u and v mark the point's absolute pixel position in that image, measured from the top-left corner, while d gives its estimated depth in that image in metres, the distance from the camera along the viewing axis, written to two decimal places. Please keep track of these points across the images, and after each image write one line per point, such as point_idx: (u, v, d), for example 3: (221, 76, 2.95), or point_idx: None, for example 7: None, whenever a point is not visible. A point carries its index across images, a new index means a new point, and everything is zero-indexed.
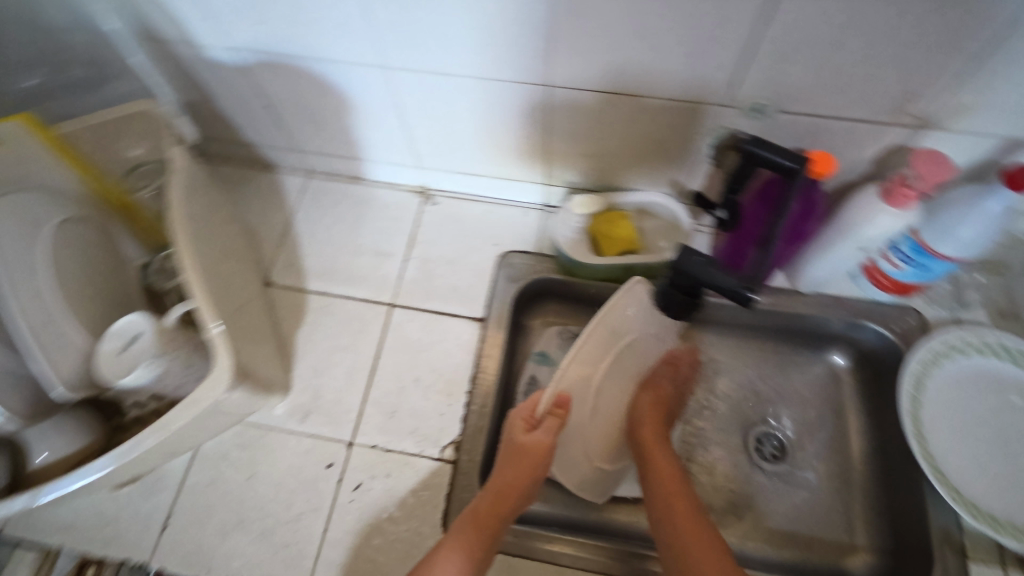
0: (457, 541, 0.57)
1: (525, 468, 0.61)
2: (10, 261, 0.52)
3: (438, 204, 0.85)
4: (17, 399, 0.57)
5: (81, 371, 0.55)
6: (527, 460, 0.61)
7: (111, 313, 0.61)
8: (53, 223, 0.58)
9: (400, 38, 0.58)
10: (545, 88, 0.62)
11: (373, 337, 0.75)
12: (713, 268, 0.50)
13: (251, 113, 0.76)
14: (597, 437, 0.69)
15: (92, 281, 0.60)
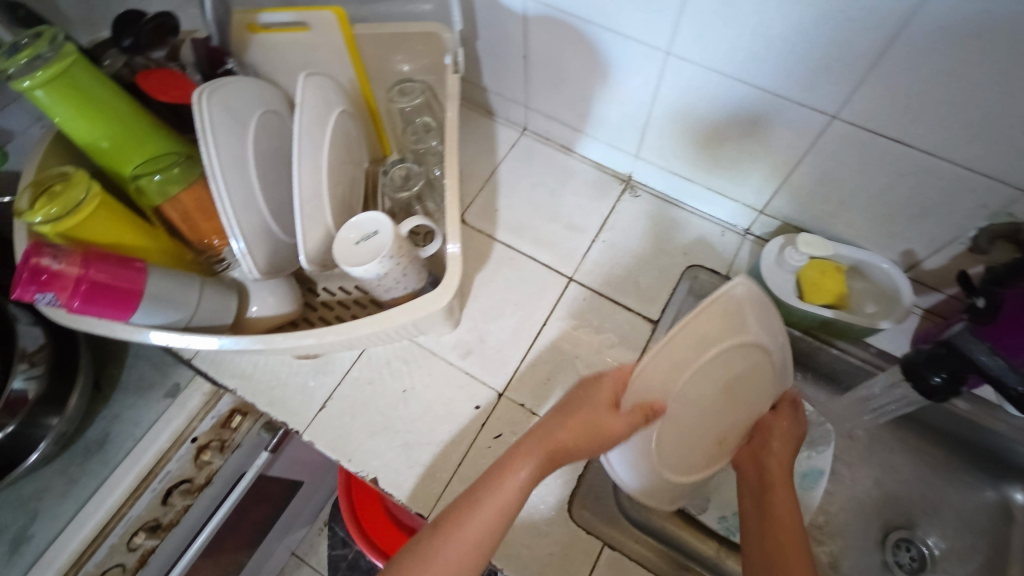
0: (522, 464, 0.53)
1: (588, 437, 0.54)
2: (303, 132, 0.56)
3: (638, 196, 0.84)
4: (264, 256, 0.60)
5: (321, 251, 0.59)
6: (592, 426, 0.54)
7: (348, 205, 0.67)
8: (338, 108, 0.62)
9: (704, 28, 0.57)
10: (829, 118, 0.59)
11: (546, 303, 0.77)
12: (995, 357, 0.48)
13: (503, 60, 0.78)
14: (672, 459, 0.57)
15: (347, 171, 0.66)
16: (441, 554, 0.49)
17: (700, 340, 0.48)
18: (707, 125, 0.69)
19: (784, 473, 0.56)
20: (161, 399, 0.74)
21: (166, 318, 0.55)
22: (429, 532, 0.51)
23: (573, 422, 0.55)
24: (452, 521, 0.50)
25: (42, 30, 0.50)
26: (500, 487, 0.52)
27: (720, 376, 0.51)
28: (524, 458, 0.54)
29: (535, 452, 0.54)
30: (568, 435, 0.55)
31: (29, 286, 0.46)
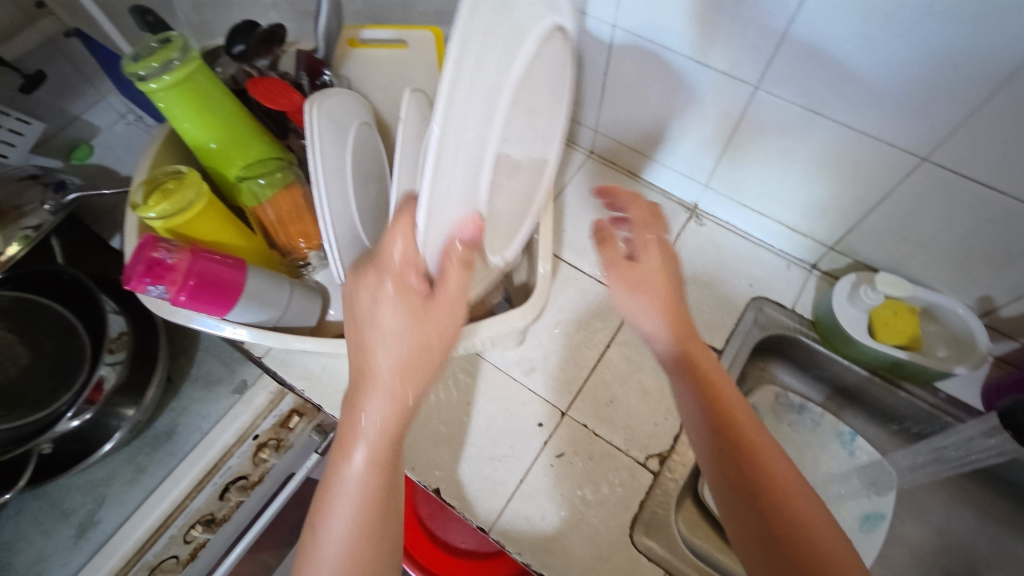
0: (392, 401, 0.45)
1: (410, 344, 0.45)
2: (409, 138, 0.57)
3: (703, 225, 0.85)
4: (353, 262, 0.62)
5: None
6: (425, 323, 0.44)
7: None
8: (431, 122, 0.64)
9: (797, 64, 0.59)
10: (920, 162, 0.59)
11: (611, 325, 0.77)
12: None
13: (582, 84, 0.80)
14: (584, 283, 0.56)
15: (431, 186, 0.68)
16: (355, 519, 0.44)
17: (505, 51, 0.38)
18: (784, 159, 0.70)
19: (722, 374, 0.55)
20: (229, 394, 0.75)
21: (257, 317, 0.57)
22: (331, 497, 0.45)
23: (377, 301, 0.44)
24: (340, 492, 0.45)
25: (171, 37, 0.53)
26: (359, 426, 0.45)
27: (516, 129, 0.47)
28: (387, 400, 0.46)
29: (386, 378, 0.45)
30: (379, 306, 0.44)
31: (145, 277, 0.48)
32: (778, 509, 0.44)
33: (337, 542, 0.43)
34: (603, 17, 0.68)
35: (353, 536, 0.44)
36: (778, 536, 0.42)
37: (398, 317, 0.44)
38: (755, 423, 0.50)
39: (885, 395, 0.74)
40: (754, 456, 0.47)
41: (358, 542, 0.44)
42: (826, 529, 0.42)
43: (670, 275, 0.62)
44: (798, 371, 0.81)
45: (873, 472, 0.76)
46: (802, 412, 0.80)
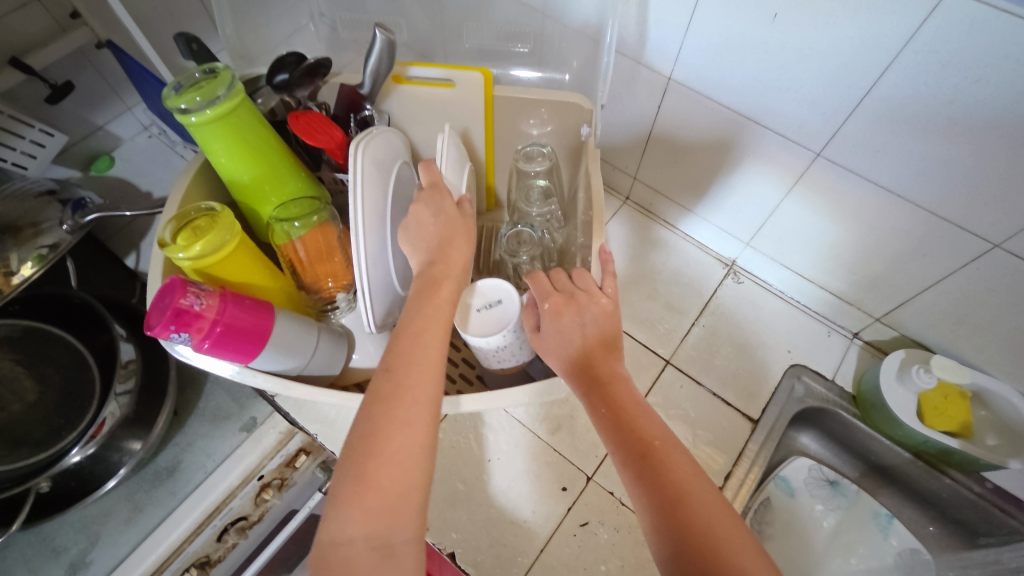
0: (446, 290, 0.48)
1: (462, 243, 0.52)
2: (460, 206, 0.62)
3: (741, 283, 0.82)
4: (383, 310, 0.58)
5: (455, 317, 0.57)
6: (462, 229, 0.53)
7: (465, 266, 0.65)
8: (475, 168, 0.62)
9: (866, 134, 0.57)
10: (989, 245, 0.57)
11: (642, 384, 0.73)
12: None
13: (628, 129, 0.78)
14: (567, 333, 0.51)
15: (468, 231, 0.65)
16: (409, 379, 0.42)
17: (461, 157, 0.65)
18: (834, 227, 0.68)
19: (637, 399, 0.48)
20: (237, 432, 0.71)
21: (280, 366, 0.54)
22: (388, 370, 0.42)
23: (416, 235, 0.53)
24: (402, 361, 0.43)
25: (217, 70, 0.51)
26: (422, 315, 0.46)
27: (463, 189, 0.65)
28: (446, 297, 0.48)
29: (457, 277, 0.50)
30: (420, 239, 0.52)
31: (170, 325, 0.45)
32: (685, 524, 0.40)
33: (393, 399, 0.40)
34: (658, 67, 0.67)
35: (412, 396, 0.41)
36: (679, 545, 0.39)
37: (440, 223, 0.53)
38: (670, 438, 0.45)
39: (926, 480, 0.70)
40: (657, 470, 0.43)
41: (422, 401, 0.41)
42: (730, 538, 0.39)
43: (578, 318, 0.51)
44: (834, 444, 0.77)
45: (910, 560, 0.71)
46: (837, 488, 0.75)
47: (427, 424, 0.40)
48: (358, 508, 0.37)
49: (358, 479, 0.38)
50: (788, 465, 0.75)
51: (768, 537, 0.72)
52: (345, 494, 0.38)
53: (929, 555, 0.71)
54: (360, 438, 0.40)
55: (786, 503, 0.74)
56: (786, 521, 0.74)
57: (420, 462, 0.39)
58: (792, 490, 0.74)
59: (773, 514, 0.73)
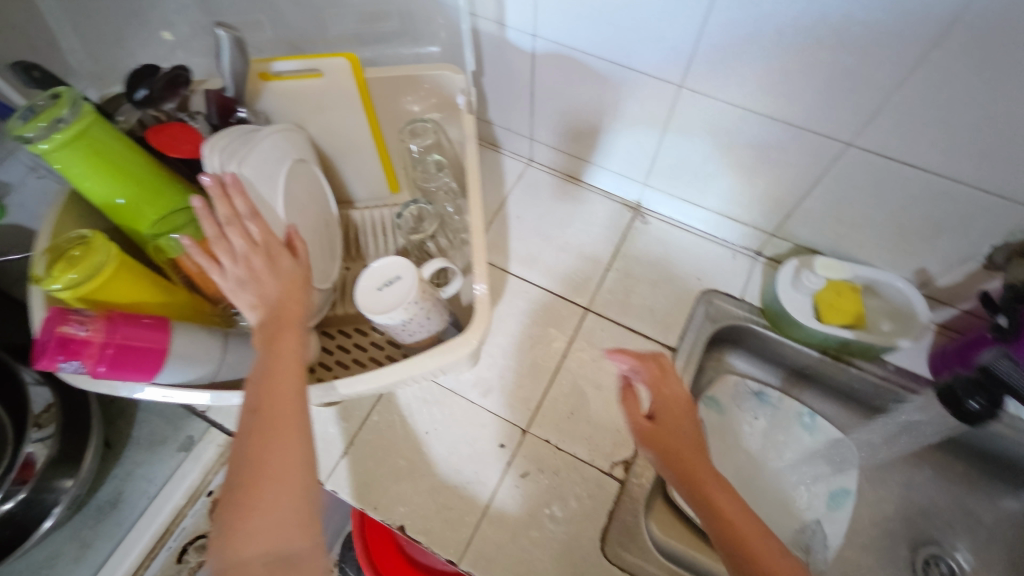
0: (291, 327, 0.50)
1: (298, 288, 0.53)
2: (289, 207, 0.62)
3: (647, 223, 0.85)
4: None
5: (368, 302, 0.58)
6: (299, 280, 0.54)
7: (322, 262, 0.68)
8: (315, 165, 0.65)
9: (717, 59, 0.59)
10: (840, 145, 0.61)
11: (565, 335, 0.76)
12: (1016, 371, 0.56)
13: (512, 94, 0.80)
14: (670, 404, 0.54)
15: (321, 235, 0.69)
16: (274, 422, 0.45)
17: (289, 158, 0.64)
18: (716, 153, 0.71)
19: (699, 446, 0.52)
20: (176, 452, 0.72)
21: (189, 376, 0.54)
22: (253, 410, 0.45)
23: (245, 282, 0.51)
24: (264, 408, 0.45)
25: (61, 92, 0.50)
26: (270, 356, 0.48)
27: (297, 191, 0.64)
28: (293, 332, 0.50)
29: (300, 322, 0.52)
30: (251, 284, 0.51)
31: (57, 355, 0.45)
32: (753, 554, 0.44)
33: (260, 445, 0.43)
34: (524, 28, 0.67)
35: (277, 430, 0.44)
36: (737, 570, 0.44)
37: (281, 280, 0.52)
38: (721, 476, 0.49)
39: (838, 375, 0.75)
40: (700, 486, 0.49)
41: (291, 441, 0.44)
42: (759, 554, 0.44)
43: (672, 389, 0.55)
44: (754, 358, 0.82)
45: (835, 451, 0.77)
46: (763, 399, 0.80)
47: (302, 465, 0.44)
48: (244, 539, 0.41)
49: (242, 521, 0.41)
50: (715, 385, 0.80)
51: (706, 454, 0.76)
52: (233, 535, 0.41)
53: (852, 442, 0.77)
54: (237, 479, 0.43)
55: (719, 420, 0.78)
56: (721, 437, 0.78)
57: (306, 496, 0.44)
58: (723, 408, 0.79)
59: (708, 432, 0.77)
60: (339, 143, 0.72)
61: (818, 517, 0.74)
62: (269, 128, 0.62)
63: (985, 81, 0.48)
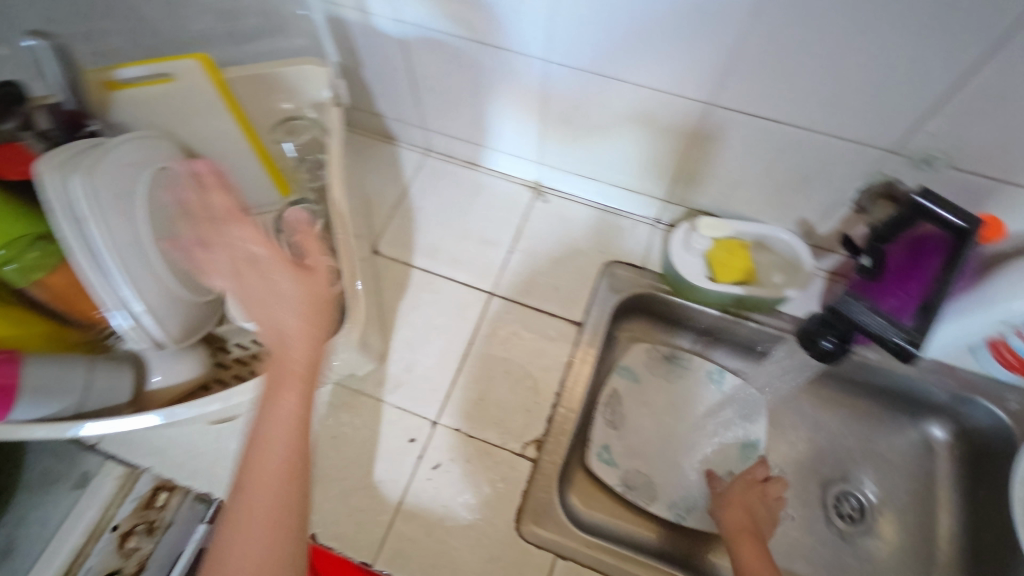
0: (291, 376, 0.43)
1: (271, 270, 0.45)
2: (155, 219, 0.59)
3: (548, 202, 0.85)
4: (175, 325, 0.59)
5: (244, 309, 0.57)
6: (316, 287, 0.46)
7: None
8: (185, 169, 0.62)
9: (575, 33, 0.58)
10: (705, 105, 0.62)
11: (470, 323, 0.75)
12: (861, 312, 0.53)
13: (393, 83, 0.77)
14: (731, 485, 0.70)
15: None
16: (252, 504, 0.41)
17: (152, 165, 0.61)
18: (600, 125, 0.71)
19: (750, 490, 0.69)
20: (70, 491, 0.68)
21: (52, 409, 0.52)
22: (241, 493, 0.41)
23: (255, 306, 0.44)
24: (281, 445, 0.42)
25: None
26: (265, 421, 0.43)
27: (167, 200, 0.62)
28: (296, 378, 0.43)
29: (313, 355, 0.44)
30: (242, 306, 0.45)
31: None
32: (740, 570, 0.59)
33: (246, 533, 0.40)
34: (385, 14, 0.65)
35: (269, 513, 0.41)
36: None
37: (302, 303, 0.44)
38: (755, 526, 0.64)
39: (741, 331, 0.77)
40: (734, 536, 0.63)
41: (258, 520, 0.40)
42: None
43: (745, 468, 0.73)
44: (663, 323, 0.83)
45: (744, 404, 0.79)
46: (675, 362, 0.81)
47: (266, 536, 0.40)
48: None
49: None
50: (627, 355, 0.81)
51: (623, 423, 0.77)
52: None
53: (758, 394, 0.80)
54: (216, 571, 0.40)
55: (632, 388, 0.79)
56: (636, 405, 0.79)
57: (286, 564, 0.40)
58: (636, 376, 0.80)
59: (623, 402, 0.78)
60: (210, 148, 0.69)
61: (732, 469, 0.76)
62: (122, 136, 0.59)
63: (817, 32, 0.49)
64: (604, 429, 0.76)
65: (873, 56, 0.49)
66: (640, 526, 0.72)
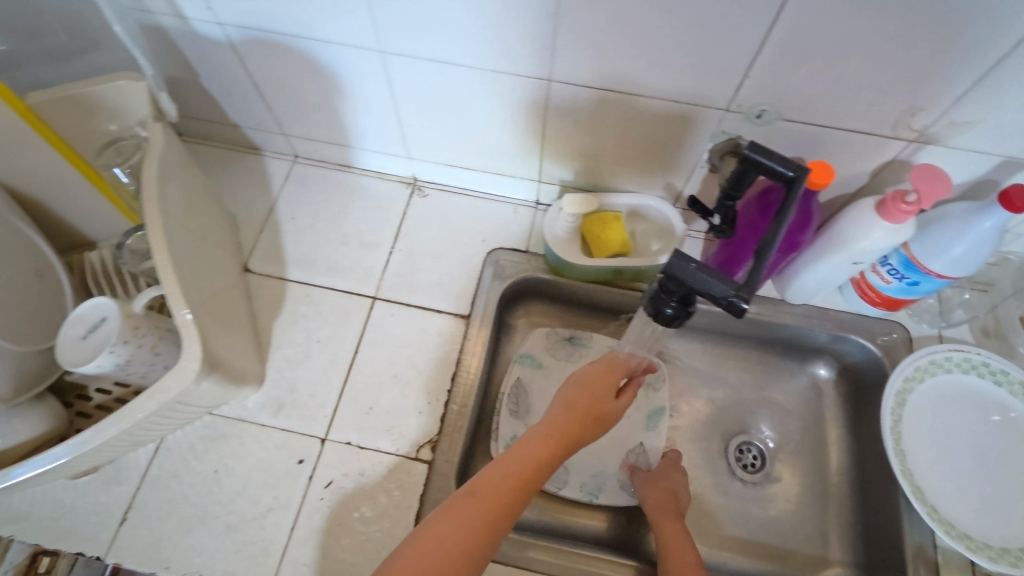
0: None
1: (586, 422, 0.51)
2: None
3: (426, 195, 0.83)
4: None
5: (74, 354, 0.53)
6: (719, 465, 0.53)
7: (35, 318, 0.61)
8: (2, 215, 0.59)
9: (395, 22, 0.56)
10: (544, 82, 0.60)
11: (354, 331, 0.73)
12: (704, 273, 0.45)
13: (236, 90, 0.73)
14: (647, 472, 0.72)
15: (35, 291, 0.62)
16: None
17: None
18: (453, 112, 0.68)
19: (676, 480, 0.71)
20: None
21: None
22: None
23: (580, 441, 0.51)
24: (549, 457, 0.52)
25: None
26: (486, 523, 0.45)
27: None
28: None
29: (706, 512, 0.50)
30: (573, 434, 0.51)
31: None
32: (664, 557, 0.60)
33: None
34: (200, 17, 0.61)
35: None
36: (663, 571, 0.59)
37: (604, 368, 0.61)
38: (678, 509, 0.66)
39: (630, 302, 0.77)
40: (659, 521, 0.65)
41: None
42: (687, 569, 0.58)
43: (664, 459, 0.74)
44: (560, 306, 0.82)
45: (646, 371, 0.82)
46: (574, 342, 0.80)
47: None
48: None
49: None
50: (527, 342, 0.79)
51: (529, 411, 0.75)
52: None
53: (661, 361, 0.82)
54: None
55: (535, 374, 0.78)
56: (540, 389, 0.77)
57: None
58: (538, 361, 0.78)
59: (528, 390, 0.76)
60: (29, 181, 0.63)
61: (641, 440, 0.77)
62: None
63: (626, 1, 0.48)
64: (508, 420, 0.73)
65: (681, 18, 0.49)
66: (556, 510, 0.73)
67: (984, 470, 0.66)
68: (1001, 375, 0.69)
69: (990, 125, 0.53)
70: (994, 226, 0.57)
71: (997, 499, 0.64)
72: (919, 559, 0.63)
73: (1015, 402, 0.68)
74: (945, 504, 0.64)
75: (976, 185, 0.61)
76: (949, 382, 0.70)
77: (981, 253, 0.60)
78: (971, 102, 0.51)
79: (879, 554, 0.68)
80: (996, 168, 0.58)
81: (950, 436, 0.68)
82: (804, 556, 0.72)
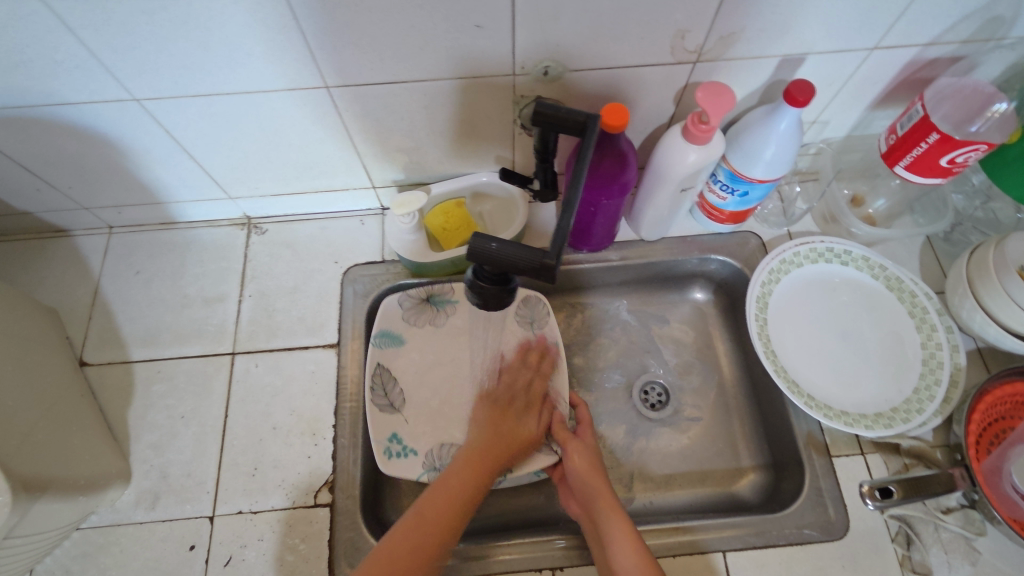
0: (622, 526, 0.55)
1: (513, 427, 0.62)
2: None
3: (265, 232, 0.78)
4: None
5: None
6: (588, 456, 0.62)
7: None
8: None
9: (130, 63, 0.51)
10: (323, 91, 0.57)
11: (219, 395, 0.68)
12: (506, 247, 0.42)
13: (5, 176, 0.65)
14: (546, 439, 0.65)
15: None
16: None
17: None
18: (248, 143, 0.64)
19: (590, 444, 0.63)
20: None
21: None
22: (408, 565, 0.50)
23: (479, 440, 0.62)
24: (482, 470, 0.58)
25: None
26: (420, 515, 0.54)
27: None
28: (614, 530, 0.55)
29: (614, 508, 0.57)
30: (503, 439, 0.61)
31: None
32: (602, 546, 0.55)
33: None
34: None
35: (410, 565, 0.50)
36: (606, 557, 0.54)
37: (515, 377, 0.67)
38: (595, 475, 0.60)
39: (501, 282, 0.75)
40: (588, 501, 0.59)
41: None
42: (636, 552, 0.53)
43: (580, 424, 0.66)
44: None
45: (528, 308, 0.72)
46: (434, 302, 0.71)
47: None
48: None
49: None
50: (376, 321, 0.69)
51: (404, 398, 0.67)
52: None
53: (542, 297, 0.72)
54: None
55: (401, 354, 0.69)
56: (410, 370, 0.69)
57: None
58: (398, 338, 0.69)
59: (395, 374, 0.67)
60: None
61: (545, 388, 0.68)
62: None
63: None
64: None
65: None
66: (489, 503, 0.68)
67: (849, 347, 0.71)
68: (845, 256, 0.73)
69: (754, 31, 0.55)
70: (791, 123, 0.59)
71: (867, 368, 0.69)
72: (811, 445, 0.67)
73: (861, 276, 0.73)
74: (819, 390, 0.68)
75: (768, 88, 0.63)
76: (805, 275, 0.74)
77: (790, 151, 0.62)
78: (729, 14, 0.52)
79: (781, 450, 0.71)
80: (778, 69, 0.60)
81: (815, 325, 0.73)
82: (722, 472, 0.73)
